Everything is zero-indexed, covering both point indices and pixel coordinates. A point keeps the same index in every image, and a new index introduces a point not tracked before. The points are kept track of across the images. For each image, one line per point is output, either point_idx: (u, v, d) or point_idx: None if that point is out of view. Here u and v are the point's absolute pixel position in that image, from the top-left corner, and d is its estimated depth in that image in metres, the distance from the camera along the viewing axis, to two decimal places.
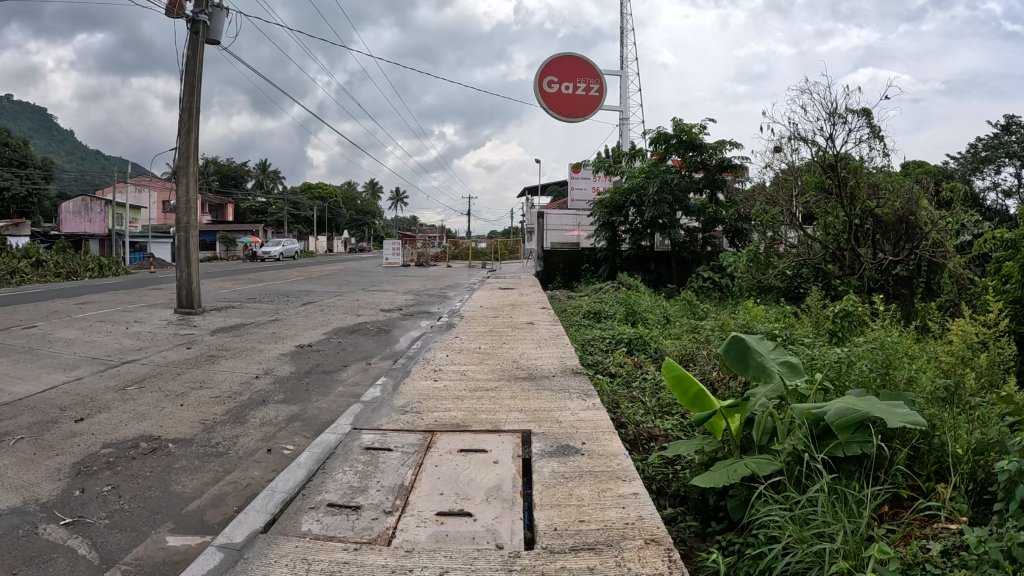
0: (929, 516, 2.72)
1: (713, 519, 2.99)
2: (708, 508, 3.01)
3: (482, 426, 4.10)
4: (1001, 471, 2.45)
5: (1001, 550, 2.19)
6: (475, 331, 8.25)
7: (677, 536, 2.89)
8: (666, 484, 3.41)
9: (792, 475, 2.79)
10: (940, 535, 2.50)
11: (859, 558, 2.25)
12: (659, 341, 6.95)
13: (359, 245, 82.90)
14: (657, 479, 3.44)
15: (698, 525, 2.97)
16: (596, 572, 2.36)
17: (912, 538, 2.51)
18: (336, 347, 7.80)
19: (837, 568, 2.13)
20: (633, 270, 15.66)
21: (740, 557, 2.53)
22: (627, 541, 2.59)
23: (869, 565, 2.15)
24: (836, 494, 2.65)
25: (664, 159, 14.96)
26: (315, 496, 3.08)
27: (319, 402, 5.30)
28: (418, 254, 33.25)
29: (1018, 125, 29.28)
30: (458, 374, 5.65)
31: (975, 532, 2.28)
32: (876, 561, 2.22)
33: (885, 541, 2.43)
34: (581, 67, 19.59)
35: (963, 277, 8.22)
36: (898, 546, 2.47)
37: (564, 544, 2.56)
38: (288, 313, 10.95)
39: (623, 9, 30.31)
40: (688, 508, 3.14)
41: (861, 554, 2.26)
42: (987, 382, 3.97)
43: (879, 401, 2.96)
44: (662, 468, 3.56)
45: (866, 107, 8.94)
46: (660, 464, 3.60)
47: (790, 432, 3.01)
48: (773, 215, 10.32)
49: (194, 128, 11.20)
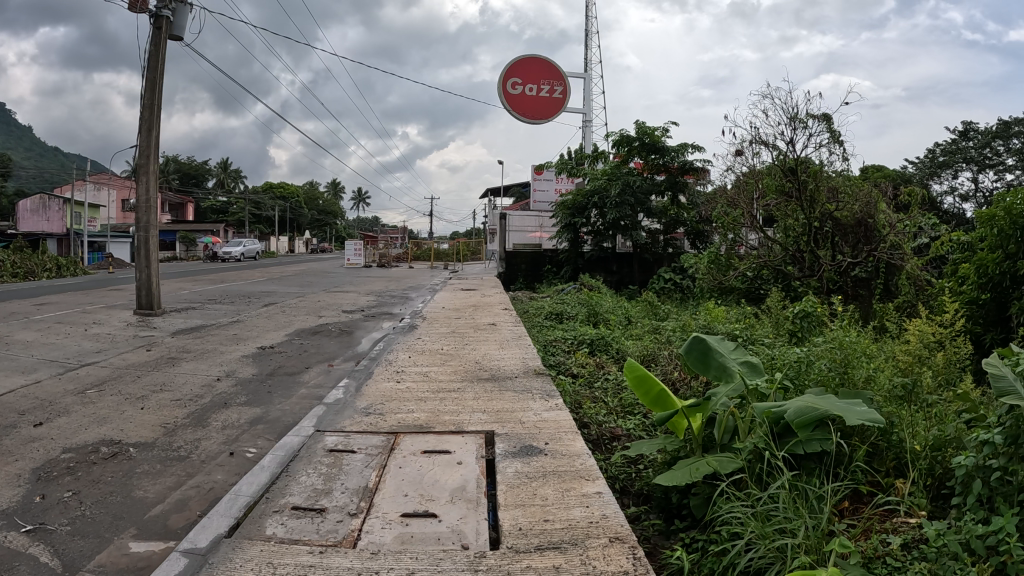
0: (889, 510, 2.79)
1: (677, 517, 3.03)
2: (672, 506, 3.05)
3: (445, 427, 4.10)
4: (959, 467, 2.53)
5: (961, 543, 2.25)
6: (438, 333, 8.22)
7: (642, 534, 2.92)
8: (629, 483, 3.44)
9: (754, 472, 2.84)
10: (900, 529, 2.56)
11: (820, 553, 2.30)
12: (620, 341, 7.03)
13: (322, 245, 82.18)
14: (621, 479, 3.47)
15: (662, 523, 3.00)
16: (561, 571, 2.37)
17: (872, 532, 2.57)
18: (298, 348, 7.73)
19: (800, 563, 2.17)
20: (595, 271, 15.65)
21: (703, 553, 2.56)
22: (592, 540, 2.61)
23: (830, 559, 2.20)
24: (796, 490, 2.70)
25: (627, 162, 15.10)
26: (280, 498, 3.06)
27: (282, 404, 5.23)
28: (378, 255, 33.31)
29: (976, 130, 30.15)
30: (421, 375, 5.63)
31: (935, 526, 2.34)
32: (836, 555, 2.27)
33: (846, 535, 2.48)
34: (546, 69, 19.62)
35: (921, 279, 8.55)
36: (859, 539, 2.53)
37: (530, 543, 2.56)
38: (249, 314, 10.80)
39: (588, 12, 30.63)
40: (652, 507, 3.16)
41: (822, 549, 2.30)
42: (944, 379, 4.08)
43: (838, 399, 3.01)
44: (625, 468, 3.59)
45: (826, 112, 9.12)
46: (623, 464, 3.63)
47: (750, 430, 3.06)
48: (734, 218, 10.46)
49: (155, 124, 11.02)
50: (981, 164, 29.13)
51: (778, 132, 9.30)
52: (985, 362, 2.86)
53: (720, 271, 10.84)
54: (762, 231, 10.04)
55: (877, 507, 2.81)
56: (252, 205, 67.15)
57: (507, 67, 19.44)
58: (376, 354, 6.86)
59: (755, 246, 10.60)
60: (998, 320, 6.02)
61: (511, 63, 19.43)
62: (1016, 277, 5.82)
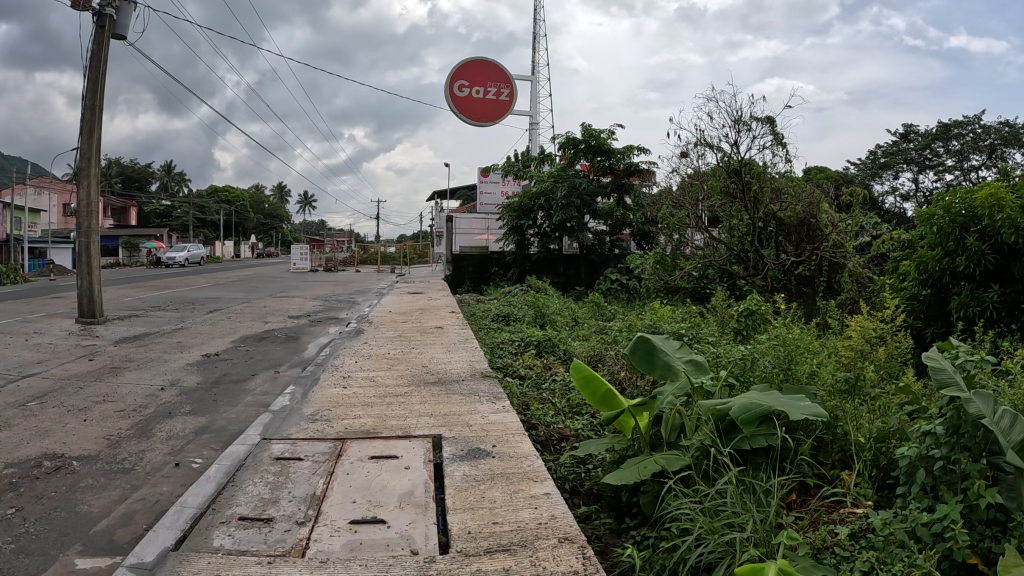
0: (835, 501, 2.87)
1: (627, 515, 3.06)
2: (622, 504, 3.08)
3: (392, 432, 4.06)
4: (903, 457, 2.61)
5: (906, 531, 2.32)
6: (385, 337, 8.14)
7: (593, 533, 2.94)
8: (578, 483, 3.47)
9: (701, 468, 2.90)
10: (847, 519, 2.63)
11: (768, 545, 2.35)
12: (567, 342, 7.08)
13: (269, 250, 80.75)
14: (570, 479, 3.49)
15: (613, 521, 3.03)
16: (511, 573, 2.37)
17: (820, 523, 2.64)
18: (244, 355, 7.58)
19: (749, 556, 2.21)
20: (541, 273, 15.94)
21: (654, 550, 2.59)
22: (540, 541, 2.63)
23: (779, 552, 2.25)
24: (744, 485, 2.76)
25: (573, 164, 15.21)
26: (226, 509, 2.99)
27: (229, 413, 5.12)
28: (326, 259, 33.09)
29: (915, 133, 31.22)
30: (368, 380, 5.58)
31: (881, 516, 2.42)
32: (785, 548, 2.32)
33: (795, 527, 2.54)
34: (492, 71, 19.68)
35: (862, 276, 8.80)
36: (807, 531, 2.59)
37: (482, 546, 2.56)
38: (194, 321, 10.55)
39: (536, 15, 30.86)
40: (602, 505, 3.19)
41: (770, 541, 2.35)
42: (885, 373, 4.21)
43: (781, 395, 3.09)
44: (575, 468, 3.61)
45: (769, 115, 9.36)
46: (571, 464, 3.65)
47: (696, 427, 3.15)
48: (680, 219, 10.65)
49: (97, 127, 10.63)
50: (919, 164, 30.15)
51: (722, 134, 9.49)
52: (925, 355, 2.95)
53: (666, 271, 11.01)
54: (708, 232, 10.26)
55: (823, 498, 2.88)
56: (197, 209, 65.62)
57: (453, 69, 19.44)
58: (321, 360, 6.75)
59: (700, 245, 10.78)
60: (938, 315, 6.25)
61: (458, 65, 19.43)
62: (955, 273, 6.06)
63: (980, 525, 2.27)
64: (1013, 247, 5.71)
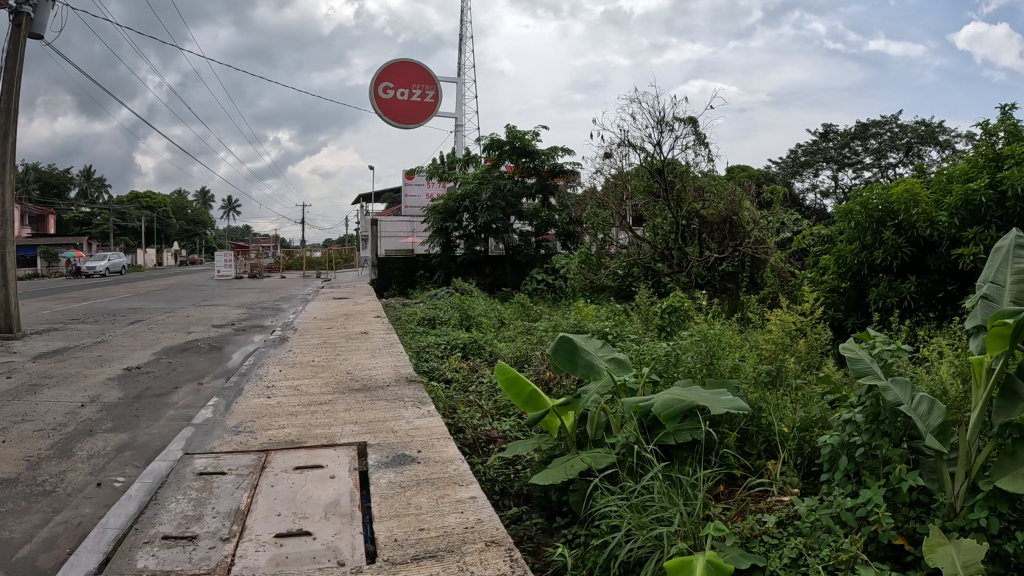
0: (761, 491, 2.95)
1: (558, 514, 3.09)
2: (553, 503, 3.10)
3: (317, 441, 3.99)
4: (825, 445, 2.72)
5: (832, 516, 2.41)
6: (310, 344, 7.98)
7: (524, 534, 2.95)
8: (508, 484, 3.49)
9: (626, 465, 2.95)
10: (774, 507, 2.71)
11: (696, 538, 2.40)
12: (492, 344, 7.10)
13: (194, 257, 78.29)
14: (499, 481, 3.51)
15: (545, 521, 3.05)
16: None
17: (747, 513, 2.71)
18: (166, 367, 7.33)
19: (678, 549, 2.26)
20: (468, 275, 15.69)
21: (586, 548, 2.62)
22: (468, 545, 2.61)
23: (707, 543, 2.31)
24: (670, 480, 2.81)
25: (498, 165, 15.28)
26: (147, 528, 2.88)
27: (151, 428, 4.93)
28: (251, 266, 32.30)
29: (834, 132, 32.50)
30: (292, 389, 5.46)
31: (807, 503, 2.50)
32: (713, 539, 2.38)
33: (723, 518, 2.61)
34: (418, 74, 19.62)
35: (784, 270, 9.28)
36: (735, 521, 2.65)
37: (410, 553, 2.54)
38: (114, 334, 10.13)
39: (463, 18, 30.93)
40: (533, 506, 3.21)
41: (697, 534, 2.41)
42: (806, 364, 4.36)
43: (702, 389, 3.16)
44: (503, 469, 3.63)
45: (691, 116, 9.54)
46: (500, 466, 3.67)
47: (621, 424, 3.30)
48: (603, 218, 10.72)
49: (10, 131, 10.09)
50: (839, 162, 31.40)
51: (646, 135, 9.64)
52: (844, 345, 3.11)
53: (592, 271, 11.13)
54: (632, 230, 10.38)
55: (749, 488, 2.96)
56: (116, 217, 63.14)
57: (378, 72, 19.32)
58: (243, 370, 6.57)
59: (626, 244, 10.83)
60: (857, 306, 6.54)
61: (383, 67, 19.35)
62: (873, 267, 6.33)
63: (904, 507, 2.45)
64: (928, 239, 5.97)
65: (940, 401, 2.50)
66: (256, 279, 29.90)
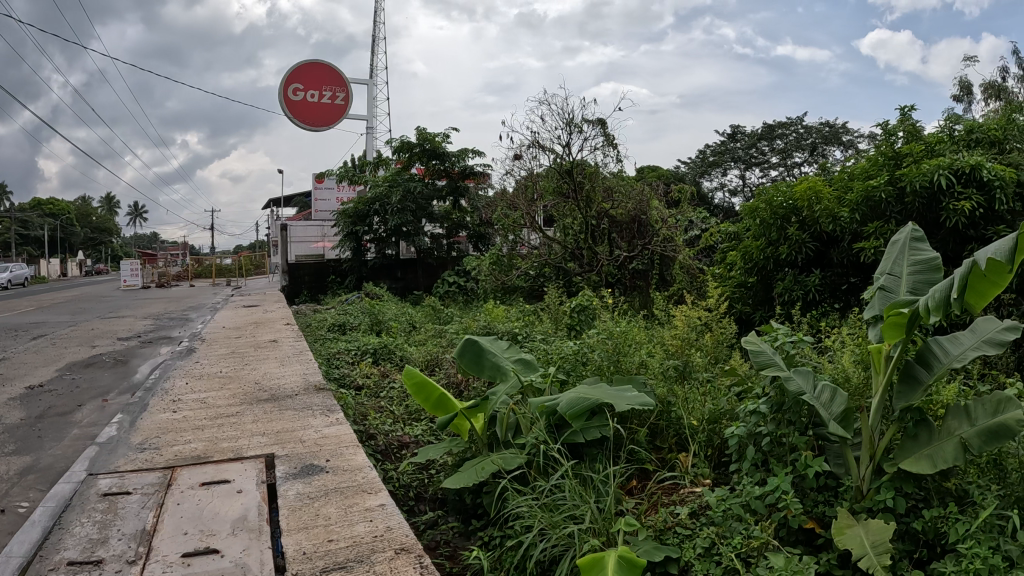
0: (672, 483, 3.02)
1: (474, 517, 3.10)
2: (468, 506, 3.11)
3: (223, 455, 3.88)
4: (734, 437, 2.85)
5: (742, 505, 2.48)
6: (216, 355, 7.73)
7: (441, 538, 2.98)
8: (423, 489, 3.55)
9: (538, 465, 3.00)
10: (686, 499, 2.79)
11: (607, 534, 2.47)
12: (405, 349, 7.07)
13: (100, 267, 74.80)
14: (414, 486, 3.56)
15: (461, 524, 3.07)
16: None
17: (660, 506, 2.78)
18: (64, 384, 6.97)
19: (590, 546, 2.32)
20: (380, 279, 15.59)
21: (503, 549, 2.62)
22: (381, 555, 2.59)
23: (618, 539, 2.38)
24: (580, 478, 2.86)
25: (409, 168, 15.24)
26: (49, 555, 2.72)
27: (52, 450, 4.67)
28: (159, 274, 31.26)
29: (741, 132, 33.69)
30: (198, 402, 5.27)
31: (717, 494, 2.56)
32: (625, 535, 2.45)
33: (636, 513, 2.67)
34: (329, 76, 19.33)
35: (692, 266, 9.57)
36: (649, 515, 2.71)
37: (322, 566, 2.49)
38: (8, 351, 9.55)
39: (374, 18, 30.67)
40: (449, 509, 3.23)
41: (609, 531, 2.47)
42: (711, 357, 4.52)
43: (608, 388, 3.21)
44: (418, 474, 3.69)
45: (600, 117, 9.70)
46: (413, 471, 3.72)
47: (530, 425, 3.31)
48: (514, 220, 10.87)
49: None
50: (747, 161, 32.79)
51: (555, 136, 9.76)
52: (749, 340, 3.21)
53: (503, 273, 11.32)
54: (542, 231, 10.44)
55: (661, 482, 3.03)
56: (13, 226, 59.68)
57: (288, 73, 18.91)
58: (146, 385, 6.31)
59: (536, 245, 10.96)
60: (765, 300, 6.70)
61: (292, 68, 18.98)
62: (779, 262, 6.45)
63: (815, 492, 2.64)
64: (831, 235, 6.11)
65: (840, 389, 2.65)
66: (164, 287, 28.78)
